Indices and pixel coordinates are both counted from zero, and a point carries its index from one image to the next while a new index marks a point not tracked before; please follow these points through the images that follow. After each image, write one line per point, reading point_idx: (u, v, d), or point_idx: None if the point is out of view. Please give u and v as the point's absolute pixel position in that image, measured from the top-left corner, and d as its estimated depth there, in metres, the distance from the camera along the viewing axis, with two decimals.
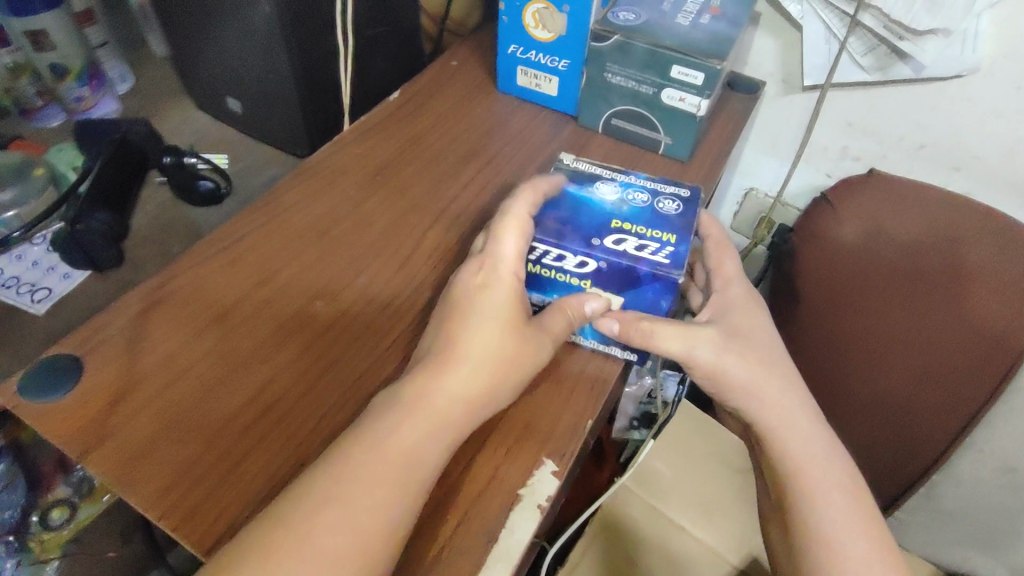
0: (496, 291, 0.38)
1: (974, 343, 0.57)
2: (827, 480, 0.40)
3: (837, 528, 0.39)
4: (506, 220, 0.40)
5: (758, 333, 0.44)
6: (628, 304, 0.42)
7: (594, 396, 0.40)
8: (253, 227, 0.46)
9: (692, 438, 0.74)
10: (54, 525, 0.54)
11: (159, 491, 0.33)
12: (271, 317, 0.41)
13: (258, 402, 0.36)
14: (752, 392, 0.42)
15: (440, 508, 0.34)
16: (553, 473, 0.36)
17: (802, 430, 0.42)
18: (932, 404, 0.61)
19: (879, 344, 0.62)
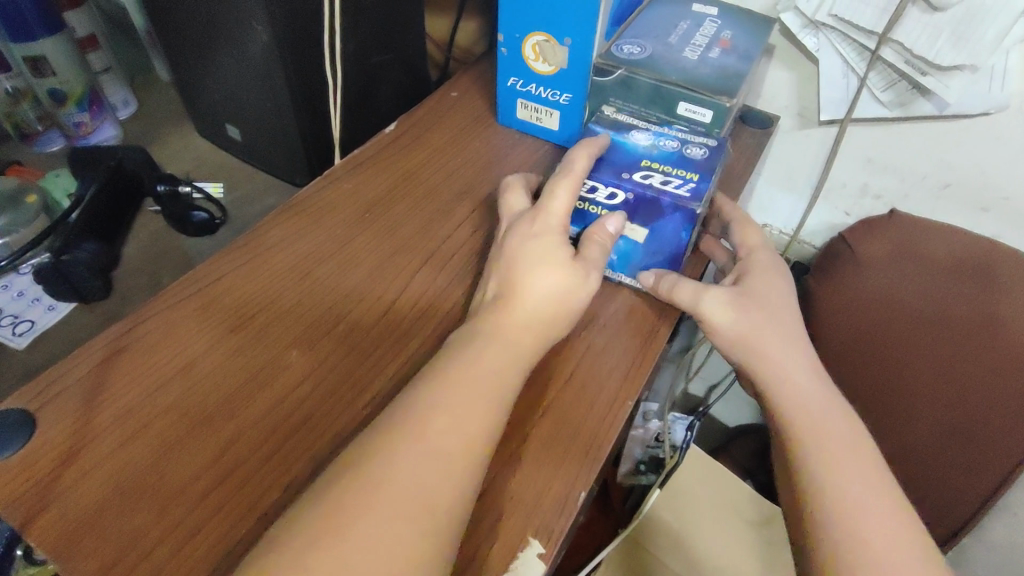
0: (545, 241, 0.40)
1: (1005, 399, 0.53)
2: (841, 437, 0.37)
3: (854, 493, 0.35)
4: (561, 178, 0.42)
5: (767, 291, 0.43)
6: (650, 239, 0.44)
7: (589, 463, 0.36)
8: (232, 266, 0.44)
9: (702, 484, 0.69)
10: (37, 559, 0.51)
11: (102, 568, 0.30)
12: (240, 368, 0.38)
13: (219, 466, 0.34)
14: (758, 349, 0.40)
15: None
16: (539, 556, 0.32)
17: (811, 390, 0.39)
18: (959, 463, 0.56)
19: (902, 397, 0.58)
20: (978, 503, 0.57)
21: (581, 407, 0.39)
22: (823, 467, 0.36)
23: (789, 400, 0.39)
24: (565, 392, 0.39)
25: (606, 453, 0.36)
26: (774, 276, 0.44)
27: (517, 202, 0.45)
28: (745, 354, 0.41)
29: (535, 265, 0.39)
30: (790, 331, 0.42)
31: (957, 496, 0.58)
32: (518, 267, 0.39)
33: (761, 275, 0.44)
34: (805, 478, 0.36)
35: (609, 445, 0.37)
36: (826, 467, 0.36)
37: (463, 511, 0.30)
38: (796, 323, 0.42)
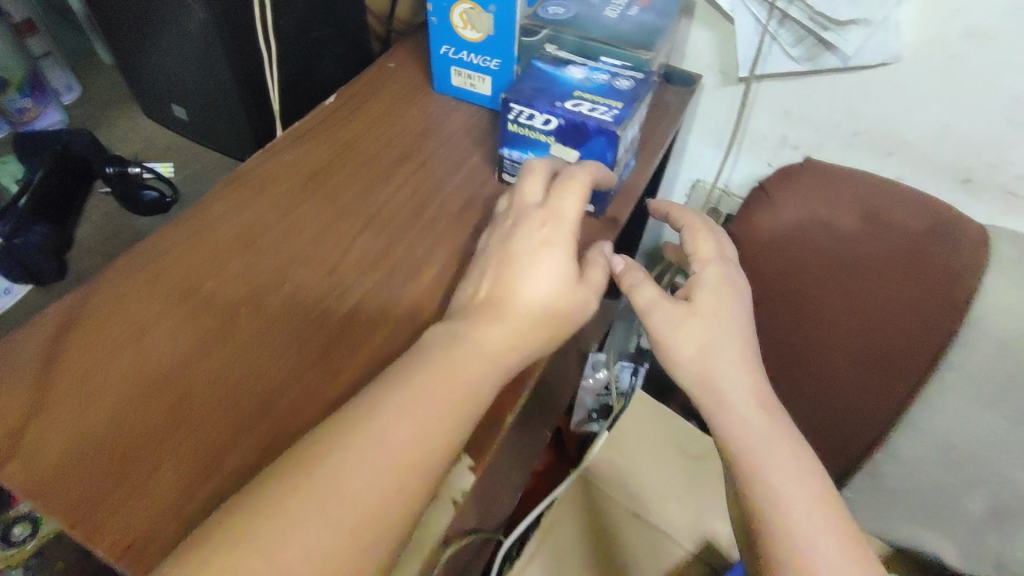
0: (556, 251, 0.40)
1: (911, 323, 0.58)
2: (793, 473, 0.39)
3: (803, 529, 0.37)
4: (570, 182, 0.42)
5: (720, 315, 0.43)
6: (583, 159, 0.47)
7: (517, 390, 0.39)
8: (179, 237, 0.46)
9: (648, 426, 0.73)
10: (16, 539, 0.54)
11: (67, 505, 0.32)
12: (190, 329, 0.41)
13: (174, 414, 0.36)
14: (706, 382, 0.41)
15: None
16: (470, 467, 0.36)
17: (762, 433, 0.40)
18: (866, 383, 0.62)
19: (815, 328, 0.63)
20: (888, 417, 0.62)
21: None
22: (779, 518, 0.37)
23: (741, 442, 0.40)
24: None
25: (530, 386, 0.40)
26: (728, 294, 0.44)
27: (530, 189, 0.43)
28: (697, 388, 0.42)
29: (537, 274, 0.39)
30: (741, 360, 0.42)
31: (872, 413, 0.63)
32: (517, 275, 0.39)
33: (713, 294, 0.44)
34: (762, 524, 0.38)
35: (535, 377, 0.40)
36: (778, 512, 0.38)
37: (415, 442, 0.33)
38: (746, 344, 0.43)
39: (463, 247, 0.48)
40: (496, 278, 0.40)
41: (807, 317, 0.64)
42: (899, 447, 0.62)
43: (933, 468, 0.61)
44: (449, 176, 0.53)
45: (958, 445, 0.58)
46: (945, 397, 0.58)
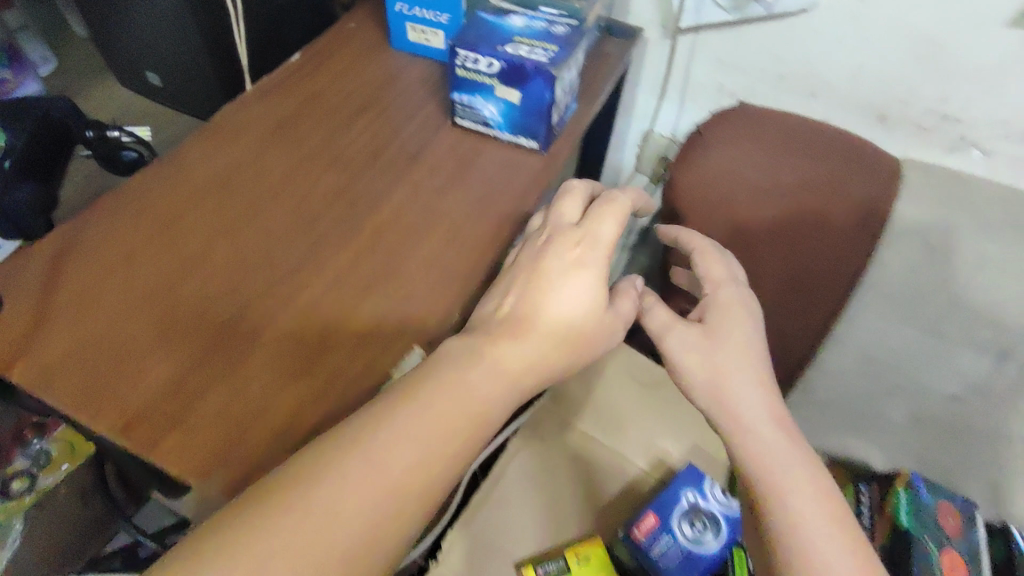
0: (587, 267, 0.42)
1: (832, 243, 0.63)
2: (805, 485, 0.40)
3: (809, 525, 0.38)
4: (612, 206, 0.45)
5: (732, 335, 0.46)
6: (524, 98, 0.52)
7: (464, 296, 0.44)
8: (160, 178, 0.50)
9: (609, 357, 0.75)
10: (15, 492, 0.69)
11: (72, 395, 0.37)
12: (175, 254, 0.45)
13: (163, 322, 0.41)
14: (719, 396, 0.44)
15: (324, 389, 0.39)
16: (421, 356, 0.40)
17: (773, 440, 0.42)
18: (796, 302, 0.67)
19: (747, 255, 0.66)
20: (817, 333, 0.68)
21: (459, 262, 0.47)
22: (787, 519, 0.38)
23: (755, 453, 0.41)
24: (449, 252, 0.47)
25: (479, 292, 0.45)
26: (738, 316, 0.47)
27: (566, 209, 0.46)
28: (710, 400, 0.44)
29: (566, 291, 0.41)
30: (752, 373, 0.44)
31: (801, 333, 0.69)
32: (547, 292, 0.41)
33: (724, 316, 0.47)
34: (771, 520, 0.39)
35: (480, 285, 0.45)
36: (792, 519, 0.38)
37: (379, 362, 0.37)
38: (759, 364, 0.45)
39: (418, 183, 0.52)
40: (523, 292, 0.41)
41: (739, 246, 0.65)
42: (826, 361, 0.69)
43: (855, 378, 0.68)
44: (406, 122, 0.57)
45: (876, 355, 0.66)
46: (863, 313, 0.65)
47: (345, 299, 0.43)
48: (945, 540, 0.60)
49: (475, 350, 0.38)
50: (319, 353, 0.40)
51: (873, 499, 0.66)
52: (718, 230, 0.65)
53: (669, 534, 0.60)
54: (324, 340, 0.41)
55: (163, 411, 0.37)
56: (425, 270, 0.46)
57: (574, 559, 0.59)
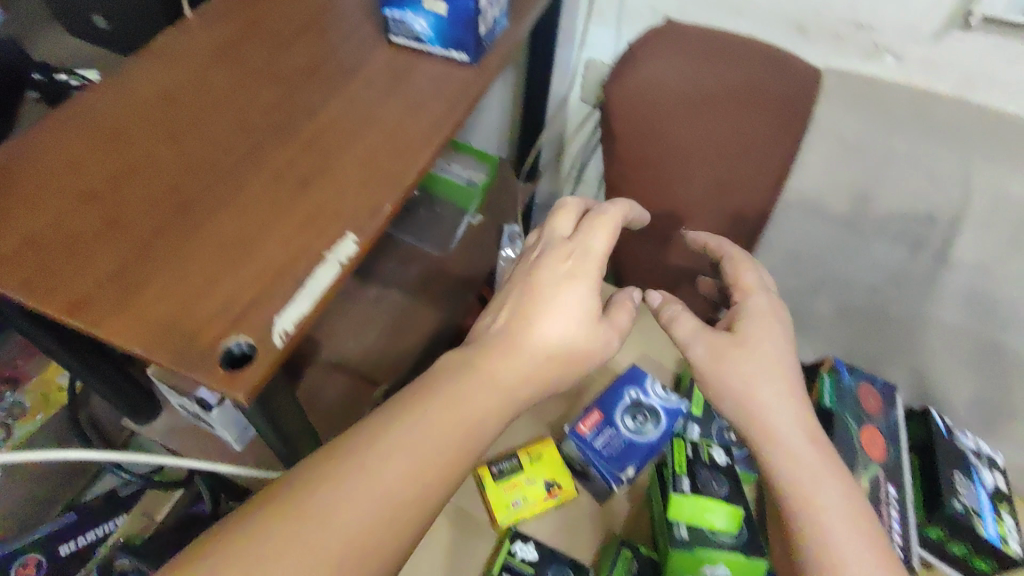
0: (580, 280, 0.45)
1: (754, 148, 0.67)
2: (839, 504, 0.42)
3: (834, 536, 0.41)
4: (602, 220, 0.49)
5: (763, 346, 0.47)
6: (450, 9, 0.54)
7: (396, 189, 0.47)
8: (104, 97, 0.52)
9: None
10: None
11: (24, 281, 0.40)
12: (118, 161, 0.47)
13: (108, 219, 0.44)
14: (751, 411, 0.45)
15: (260, 267, 0.41)
16: (353, 241, 0.43)
17: (807, 454, 0.44)
18: (727, 207, 0.72)
19: (678, 164, 0.70)
20: (744, 237, 0.73)
21: (393, 159, 0.49)
22: (815, 528, 0.42)
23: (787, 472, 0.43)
24: (382, 151, 0.50)
25: (410, 184, 0.48)
26: (767, 325, 0.48)
27: (560, 225, 0.50)
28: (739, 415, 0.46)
29: (558, 305, 0.45)
30: (785, 381, 0.46)
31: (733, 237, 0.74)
32: (540, 308, 0.45)
33: (755, 325, 0.48)
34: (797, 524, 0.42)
35: (411, 179, 0.48)
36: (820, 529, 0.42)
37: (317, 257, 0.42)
38: (787, 377, 0.46)
39: (354, 94, 0.55)
40: (518, 308, 0.45)
41: (672, 158, 0.70)
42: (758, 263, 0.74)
43: (783, 274, 0.75)
44: (343, 42, 0.60)
45: (801, 254, 0.72)
46: (789, 212, 0.70)
47: (282, 193, 0.46)
48: (865, 418, 0.66)
49: (470, 365, 0.42)
50: (256, 239, 0.42)
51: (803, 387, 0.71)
52: (651, 143, 0.69)
53: (610, 425, 0.66)
54: (262, 228, 0.43)
55: (110, 294, 0.39)
56: (360, 167, 0.48)
57: (527, 458, 0.67)
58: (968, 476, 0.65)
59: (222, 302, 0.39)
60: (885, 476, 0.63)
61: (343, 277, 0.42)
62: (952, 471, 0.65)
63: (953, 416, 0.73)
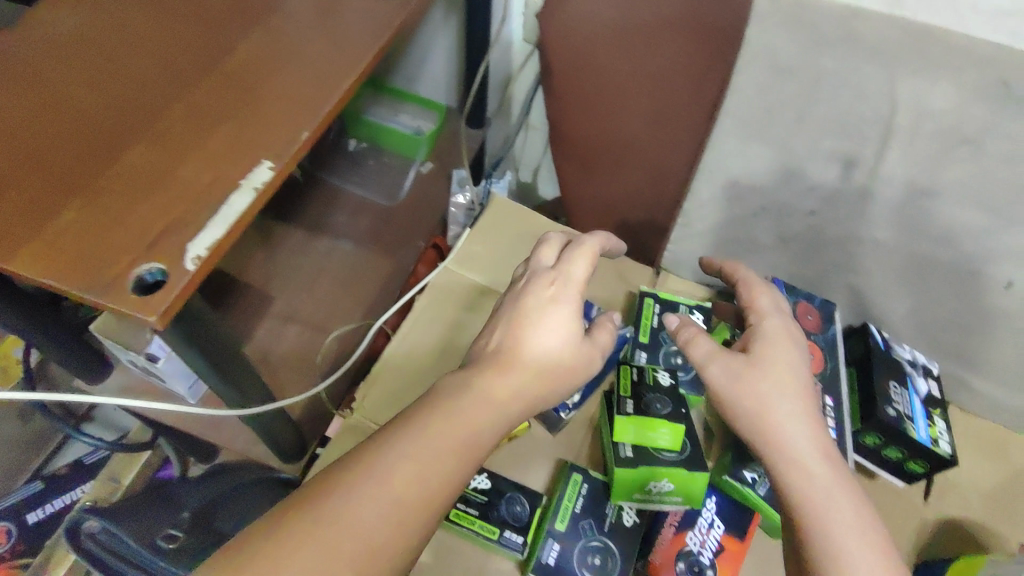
0: (563, 303, 0.53)
1: (685, 73, 0.69)
2: (844, 506, 0.48)
3: (839, 534, 0.46)
4: (581, 250, 0.56)
5: (777, 362, 0.54)
6: None
7: (315, 117, 0.47)
8: (15, 37, 0.51)
9: (507, 220, 0.85)
10: None
11: None
12: (31, 100, 0.47)
13: (20, 156, 0.43)
14: (767, 424, 0.51)
15: (179, 196, 0.41)
16: (270, 168, 0.43)
17: (813, 464, 0.49)
18: (664, 134, 0.74)
19: (613, 95, 0.72)
20: (684, 162, 0.76)
21: (313, 90, 0.49)
22: (821, 527, 0.47)
23: (797, 478, 0.49)
24: (302, 83, 0.49)
25: (328, 115, 0.48)
26: (783, 344, 0.55)
27: (545, 255, 0.58)
28: (754, 425, 0.52)
29: (544, 325, 0.52)
30: (796, 398, 0.52)
31: (672, 163, 0.76)
32: (529, 327, 0.51)
33: (771, 346, 0.55)
34: (804, 523, 0.48)
35: (328, 108, 0.48)
36: (824, 527, 0.47)
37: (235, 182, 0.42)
38: (802, 394, 0.53)
39: (275, 27, 0.54)
40: (509, 327, 0.52)
41: (607, 89, 0.72)
42: (699, 191, 0.74)
43: (724, 204, 0.74)
44: None
45: (739, 179, 0.71)
46: (726, 140, 0.69)
47: (196, 128, 0.45)
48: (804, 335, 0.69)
49: (468, 382, 0.48)
50: (173, 171, 0.43)
51: None
52: (588, 73, 0.71)
53: None
54: (179, 159, 0.43)
55: (20, 230, 0.39)
56: (278, 99, 0.48)
57: None
58: (904, 385, 0.68)
59: (131, 236, 0.39)
60: (822, 389, 0.66)
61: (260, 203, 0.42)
62: (888, 380, 0.68)
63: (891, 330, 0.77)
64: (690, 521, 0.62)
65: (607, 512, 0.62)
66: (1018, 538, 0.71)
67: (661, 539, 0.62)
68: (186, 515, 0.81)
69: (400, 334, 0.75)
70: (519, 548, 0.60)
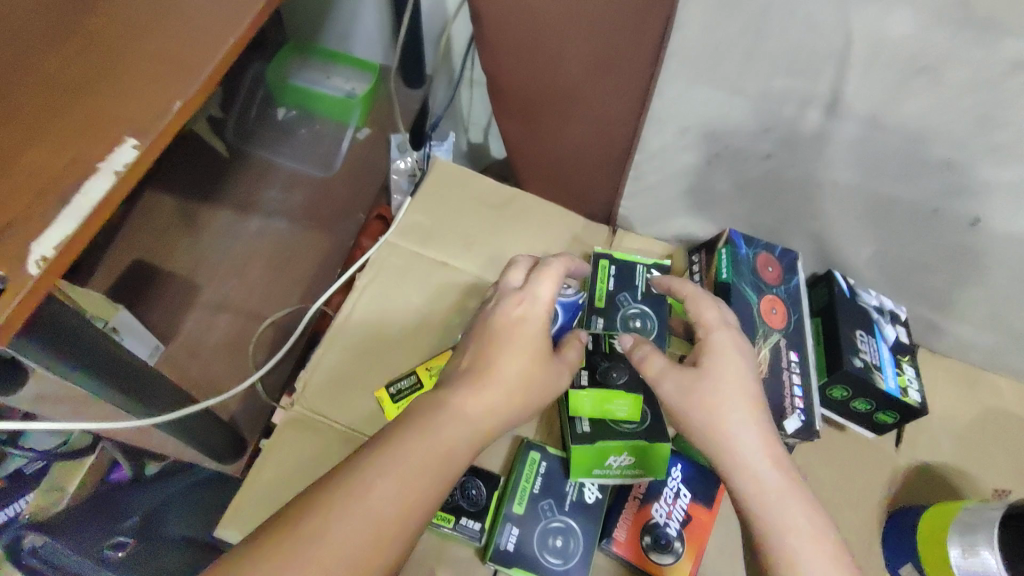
0: (530, 325, 0.53)
1: (624, 14, 0.60)
2: (803, 526, 0.45)
3: (800, 560, 0.44)
4: (547, 270, 0.57)
5: (726, 377, 0.50)
6: None
7: (191, 83, 0.45)
8: None
9: (452, 185, 0.80)
10: None
11: None
12: None
13: None
14: (721, 440, 0.48)
15: (29, 178, 0.39)
16: (133, 147, 0.41)
17: (770, 482, 0.47)
18: (608, 83, 0.67)
19: (549, 39, 0.64)
20: (633, 112, 0.69)
21: (192, 49, 0.46)
22: (782, 553, 0.44)
23: (755, 493, 0.46)
24: (179, 41, 0.46)
25: (208, 78, 0.45)
26: (732, 358, 0.51)
27: (512, 278, 0.59)
28: (710, 443, 0.49)
29: (512, 346, 0.51)
30: (747, 413, 0.49)
31: (620, 114, 0.70)
32: (498, 348, 0.51)
33: (718, 359, 0.51)
34: (764, 551, 0.45)
35: (207, 72, 0.45)
36: (784, 543, 0.44)
37: (91, 163, 0.40)
38: (752, 406, 0.49)
39: None
40: (479, 351, 0.52)
41: (544, 35, 0.64)
42: (649, 140, 0.70)
43: (678, 152, 0.70)
44: None
45: (693, 126, 0.67)
46: (674, 83, 0.64)
47: (56, 97, 0.42)
48: (764, 289, 0.65)
49: (437, 403, 0.47)
50: (27, 150, 0.40)
51: (704, 265, 0.70)
52: (519, 18, 0.63)
53: None
54: (34, 135, 0.40)
55: None
56: (151, 61, 0.45)
57: (425, 372, 0.65)
58: (871, 333, 0.65)
59: None
60: (787, 344, 0.63)
61: (122, 188, 0.40)
62: (855, 329, 0.65)
63: (854, 273, 0.74)
64: (656, 493, 0.60)
65: (567, 491, 0.59)
66: (992, 481, 0.70)
67: (625, 516, 0.59)
68: (132, 522, 0.76)
69: (344, 315, 0.70)
70: (478, 535, 0.57)
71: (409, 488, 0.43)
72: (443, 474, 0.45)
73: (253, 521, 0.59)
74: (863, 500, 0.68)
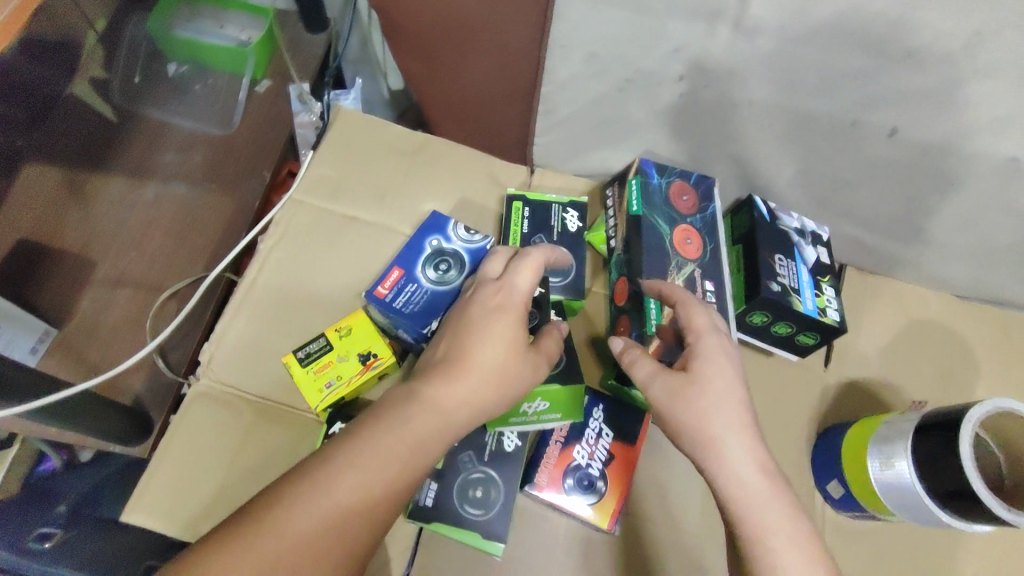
0: (507, 313, 0.50)
1: None
2: (791, 534, 0.43)
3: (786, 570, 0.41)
4: (529, 260, 0.54)
5: (715, 382, 0.48)
6: None
7: None
8: None
9: (356, 134, 0.75)
10: None
11: None
12: None
13: None
14: (709, 445, 0.46)
15: None
16: None
17: (758, 488, 0.44)
18: (507, 13, 0.62)
19: None
20: (537, 42, 0.64)
21: None
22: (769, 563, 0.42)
23: (738, 494, 0.44)
24: None
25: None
26: (720, 361, 0.49)
27: (491, 268, 0.56)
28: (696, 444, 0.47)
29: (486, 333, 0.49)
30: (736, 418, 0.47)
31: (523, 44, 0.65)
32: (470, 333, 0.49)
33: (707, 362, 0.49)
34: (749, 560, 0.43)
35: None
36: (765, 543, 0.42)
37: None
38: (740, 412, 0.47)
39: None
40: (454, 339, 0.50)
41: None
42: (555, 70, 0.65)
43: (586, 82, 0.66)
44: None
45: (600, 53, 0.62)
46: (575, 8, 0.59)
47: None
48: (677, 218, 0.63)
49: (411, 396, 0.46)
50: None
51: (616, 198, 0.68)
52: None
53: (412, 279, 0.63)
54: None
55: None
56: None
57: (333, 334, 0.63)
58: (791, 256, 0.64)
59: None
60: (702, 274, 0.61)
61: None
62: (774, 253, 0.63)
63: (776, 196, 0.72)
64: (578, 434, 0.59)
65: (486, 441, 0.58)
66: (912, 393, 0.70)
67: (547, 459, 0.58)
68: (62, 509, 0.74)
69: (250, 277, 0.67)
70: None
71: (325, 475, 0.42)
72: (364, 470, 0.42)
73: (162, 505, 0.57)
74: (791, 422, 0.68)
